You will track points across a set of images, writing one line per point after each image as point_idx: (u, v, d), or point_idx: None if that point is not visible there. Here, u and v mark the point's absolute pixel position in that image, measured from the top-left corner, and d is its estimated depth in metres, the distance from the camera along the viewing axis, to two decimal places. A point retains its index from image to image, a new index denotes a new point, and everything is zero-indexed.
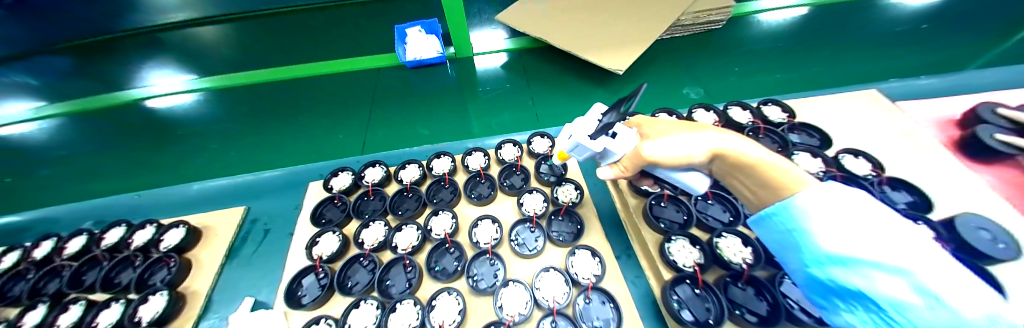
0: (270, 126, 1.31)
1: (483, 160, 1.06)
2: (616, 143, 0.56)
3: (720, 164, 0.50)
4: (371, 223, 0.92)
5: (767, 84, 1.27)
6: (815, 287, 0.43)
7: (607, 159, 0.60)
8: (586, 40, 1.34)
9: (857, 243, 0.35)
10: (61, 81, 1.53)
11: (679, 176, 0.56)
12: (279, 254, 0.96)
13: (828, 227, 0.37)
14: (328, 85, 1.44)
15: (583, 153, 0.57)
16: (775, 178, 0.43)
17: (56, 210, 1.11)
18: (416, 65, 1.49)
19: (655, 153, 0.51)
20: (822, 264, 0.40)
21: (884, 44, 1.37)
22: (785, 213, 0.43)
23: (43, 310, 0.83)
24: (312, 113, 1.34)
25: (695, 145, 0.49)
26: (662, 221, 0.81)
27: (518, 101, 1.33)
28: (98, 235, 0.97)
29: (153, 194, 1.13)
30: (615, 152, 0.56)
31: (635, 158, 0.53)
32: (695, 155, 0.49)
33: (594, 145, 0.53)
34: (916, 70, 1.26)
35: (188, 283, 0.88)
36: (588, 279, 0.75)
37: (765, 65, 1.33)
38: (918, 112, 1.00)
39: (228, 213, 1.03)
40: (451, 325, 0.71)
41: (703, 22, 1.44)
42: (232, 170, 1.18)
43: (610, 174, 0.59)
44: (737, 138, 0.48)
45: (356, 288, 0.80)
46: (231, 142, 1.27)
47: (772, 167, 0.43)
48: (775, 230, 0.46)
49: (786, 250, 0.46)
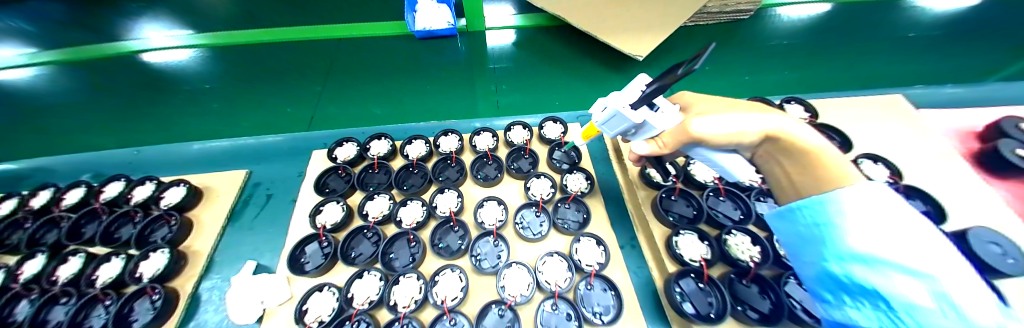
0: (270, 90, 1.25)
1: (491, 141, 1.04)
2: (658, 116, 0.50)
3: (768, 146, 0.48)
4: (376, 196, 0.91)
5: (785, 81, 1.23)
6: (825, 282, 0.43)
7: (643, 133, 0.53)
8: (610, 18, 1.21)
9: (885, 244, 0.35)
10: (49, 27, 1.45)
11: (715, 157, 0.54)
12: (280, 220, 0.96)
13: (861, 227, 0.37)
14: (325, 52, 1.37)
15: (617, 126, 0.53)
16: (822, 166, 0.42)
17: (55, 161, 1.11)
18: (425, 36, 1.40)
19: (705, 129, 0.45)
20: (842, 260, 0.40)
21: (918, 48, 1.31)
22: (817, 206, 0.42)
23: (41, 259, 0.82)
24: (313, 79, 1.28)
25: (747, 122, 0.45)
26: (671, 214, 0.81)
27: (531, 82, 1.28)
28: (96, 187, 0.96)
29: (153, 151, 1.12)
30: (655, 126, 0.50)
31: (679, 134, 0.48)
32: (748, 134, 0.45)
33: (633, 116, 0.49)
34: (944, 77, 1.22)
35: (189, 242, 0.88)
36: (591, 267, 0.76)
37: (785, 61, 1.28)
38: (940, 122, 0.98)
39: (229, 175, 1.02)
40: (454, 301, 0.71)
41: (731, 11, 1.34)
42: (235, 129, 1.15)
43: (646, 150, 0.52)
44: (791, 120, 0.46)
45: (359, 259, 0.80)
46: (226, 104, 1.22)
47: (825, 156, 0.42)
48: (799, 222, 0.47)
49: (806, 243, 0.46)
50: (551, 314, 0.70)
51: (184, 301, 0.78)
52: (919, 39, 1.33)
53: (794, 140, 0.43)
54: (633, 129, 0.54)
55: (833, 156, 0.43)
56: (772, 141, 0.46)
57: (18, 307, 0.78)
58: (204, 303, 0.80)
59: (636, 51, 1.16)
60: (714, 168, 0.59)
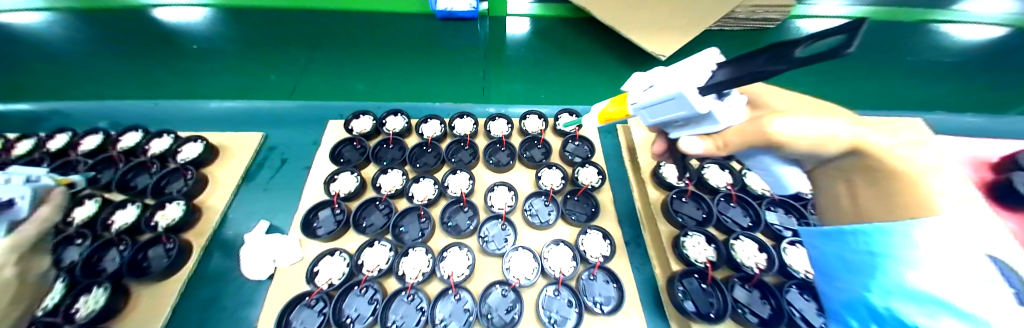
0: (267, 55, 1.12)
1: (506, 127, 1.06)
2: (726, 110, 0.38)
3: (850, 160, 0.42)
4: (389, 170, 0.93)
5: (780, 96, 1.32)
6: (859, 310, 0.42)
7: (694, 128, 0.43)
8: (643, 13, 1.11)
9: (942, 282, 0.32)
10: None
11: (778, 169, 0.50)
12: (295, 185, 0.97)
13: (922, 262, 0.34)
14: (312, 25, 1.08)
15: (664, 114, 0.42)
16: (912, 191, 0.35)
17: (72, 106, 1.12)
18: (446, 16, 1.10)
19: (786, 131, 0.40)
20: (887, 294, 0.38)
21: (946, 74, 1.28)
22: (878, 235, 0.39)
23: (94, 206, 0.83)
24: (306, 48, 1.12)
25: (839, 128, 0.39)
26: (680, 215, 0.82)
27: (542, 73, 1.29)
28: (114, 136, 0.97)
29: (173, 105, 1.15)
30: (721, 122, 0.38)
31: (746, 135, 0.42)
32: (833, 142, 0.40)
33: (700, 104, 0.36)
34: (915, 103, 1.35)
35: (203, 197, 0.90)
36: (596, 258, 0.78)
37: (788, 78, 1.33)
38: (959, 150, 0.98)
39: (246, 137, 1.03)
40: (460, 277, 0.74)
41: (758, 19, 1.17)
42: (240, 91, 1.16)
43: (698, 149, 0.44)
44: (881, 128, 0.39)
45: (370, 229, 0.82)
46: (221, 65, 1.12)
47: (925, 179, 0.34)
48: (848, 245, 0.44)
49: (850, 269, 0.44)
50: (552, 299, 0.73)
51: (197, 253, 0.80)
52: (953, 64, 1.28)
53: (885, 155, 0.37)
54: (682, 121, 0.43)
55: (947, 181, 0.34)
56: (859, 156, 0.40)
57: (65, 252, 0.77)
58: (215, 257, 0.82)
59: (662, 50, 1.10)
60: (764, 178, 0.55)
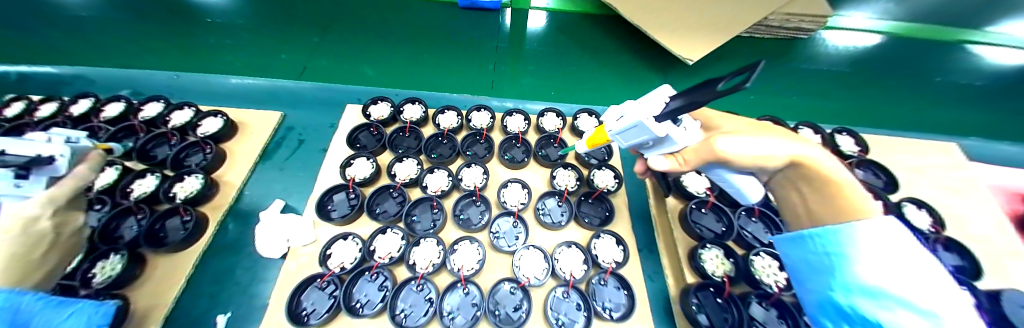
0: (290, 37, 1.16)
1: (523, 124, 1.04)
2: (682, 132, 0.43)
3: (789, 171, 0.46)
4: (404, 159, 0.92)
5: (811, 110, 1.23)
6: (828, 310, 0.43)
7: (661, 149, 0.48)
8: (675, 15, 1.08)
9: (892, 276, 0.35)
10: None
11: (732, 179, 0.53)
12: (311, 167, 0.98)
13: (871, 258, 0.37)
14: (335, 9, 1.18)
15: (634, 137, 0.47)
16: (843, 195, 0.42)
17: (92, 71, 1.12)
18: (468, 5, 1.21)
19: (731, 149, 0.43)
20: (848, 292, 0.40)
21: (980, 99, 1.23)
22: (830, 237, 0.42)
23: (115, 173, 0.84)
24: (326, 30, 1.16)
25: (777, 146, 0.43)
26: (699, 227, 0.81)
27: (563, 70, 1.23)
28: (136, 105, 0.98)
29: (191, 76, 1.12)
30: (678, 142, 0.43)
31: (703, 153, 0.45)
32: (774, 159, 0.43)
33: (657, 129, 0.42)
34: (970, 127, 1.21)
35: (221, 172, 0.90)
36: (609, 263, 0.75)
37: (823, 92, 1.24)
38: (991, 179, 0.94)
39: (265, 116, 1.03)
40: (470, 271, 0.73)
41: (790, 28, 1.16)
42: (252, 67, 1.15)
43: (665, 166, 0.49)
44: (814, 147, 0.44)
45: (383, 216, 0.82)
46: (248, 41, 1.15)
47: (845, 185, 0.42)
48: (810, 250, 0.47)
49: (815, 272, 0.46)
50: (562, 301, 0.72)
51: (213, 228, 0.81)
52: (986, 90, 1.23)
53: (820, 169, 0.42)
54: (652, 142, 0.47)
55: (855, 188, 0.42)
56: (795, 168, 0.44)
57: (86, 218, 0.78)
58: (229, 233, 0.83)
59: (689, 54, 1.04)
60: (728, 188, 0.58)
